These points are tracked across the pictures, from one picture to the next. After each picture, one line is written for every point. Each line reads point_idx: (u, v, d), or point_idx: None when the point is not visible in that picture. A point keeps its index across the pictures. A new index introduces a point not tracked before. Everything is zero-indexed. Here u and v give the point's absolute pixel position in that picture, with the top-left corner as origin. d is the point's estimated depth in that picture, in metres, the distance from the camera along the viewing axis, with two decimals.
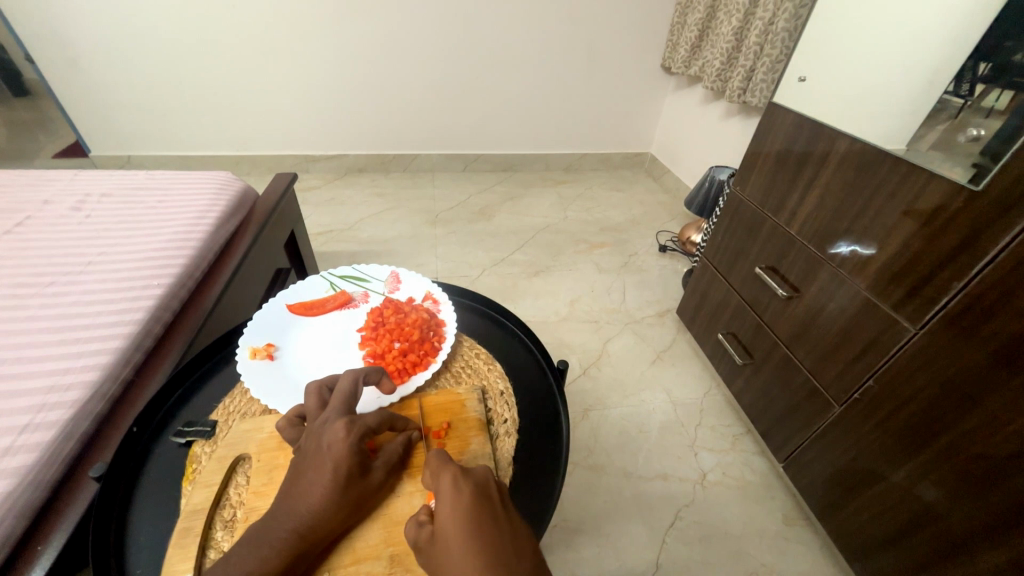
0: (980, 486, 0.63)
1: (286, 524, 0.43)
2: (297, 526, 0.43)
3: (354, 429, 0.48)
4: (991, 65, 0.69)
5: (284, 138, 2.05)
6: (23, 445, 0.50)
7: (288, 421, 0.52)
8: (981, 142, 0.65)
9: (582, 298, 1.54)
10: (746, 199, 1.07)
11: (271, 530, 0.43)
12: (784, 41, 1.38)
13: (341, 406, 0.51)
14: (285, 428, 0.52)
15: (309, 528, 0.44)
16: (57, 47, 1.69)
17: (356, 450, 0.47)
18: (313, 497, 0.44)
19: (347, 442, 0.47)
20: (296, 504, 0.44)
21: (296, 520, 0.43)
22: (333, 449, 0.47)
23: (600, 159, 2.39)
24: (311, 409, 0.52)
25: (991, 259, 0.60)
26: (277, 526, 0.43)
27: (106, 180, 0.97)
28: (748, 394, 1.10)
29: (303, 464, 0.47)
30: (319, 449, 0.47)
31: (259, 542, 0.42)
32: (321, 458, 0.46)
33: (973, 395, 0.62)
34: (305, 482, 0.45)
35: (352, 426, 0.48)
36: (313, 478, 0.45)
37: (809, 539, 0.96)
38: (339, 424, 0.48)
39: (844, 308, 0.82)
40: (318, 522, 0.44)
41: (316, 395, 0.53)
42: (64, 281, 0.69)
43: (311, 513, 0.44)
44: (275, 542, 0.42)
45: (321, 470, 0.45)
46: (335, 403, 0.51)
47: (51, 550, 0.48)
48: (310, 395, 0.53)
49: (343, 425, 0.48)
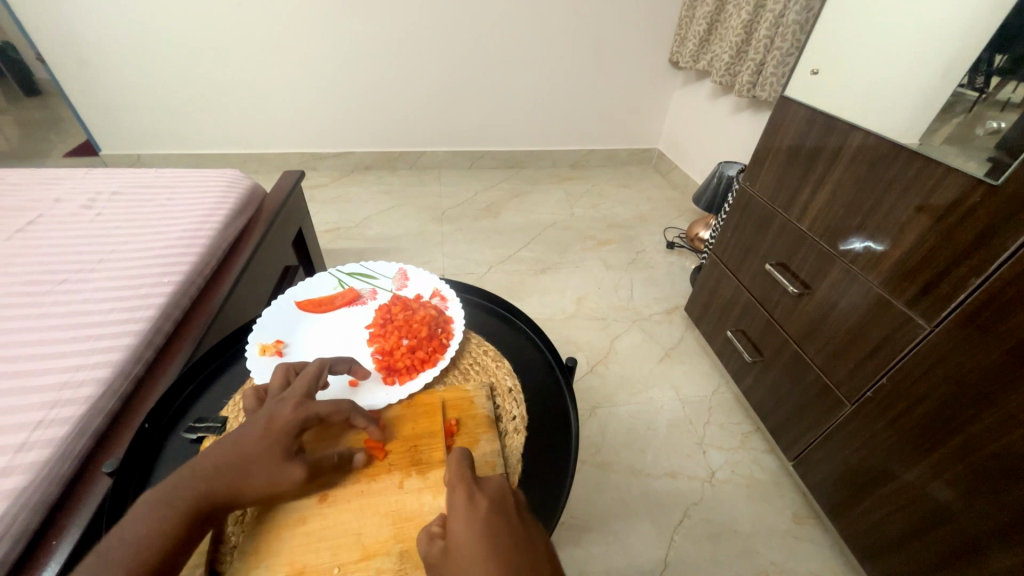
0: (995, 486, 0.62)
1: (194, 482, 0.43)
2: (203, 487, 0.43)
3: (301, 410, 0.49)
4: (1007, 56, 0.66)
5: (292, 136, 2.06)
6: (36, 441, 0.51)
7: (252, 391, 0.53)
8: (1000, 135, 0.63)
9: (589, 295, 1.54)
10: (756, 195, 1.06)
11: (178, 485, 0.43)
12: (795, 34, 1.36)
13: (303, 387, 0.52)
14: (247, 397, 0.52)
15: (214, 492, 0.43)
16: (69, 48, 1.71)
17: (293, 430, 0.48)
18: (231, 462, 0.45)
19: (289, 419, 0.48)
20: (211, 462, 0.44)
21: (204, 479, 0.43)
22: (274, 421, 0.48)
23: (607, 156, 2.37)
24: (274, 386, 0.53)
25: (1009, 255, 0.59)
26: (186, 482, 0.43)
27: (116, 179, 0.98)
28: (757, 392, 1.09)
29: (240, 432, 0.47)
30: (262, 418, 0.48)
31: (161, 496, 0.42)
32: (256, 426, 0.47)
33: (988, 394, 0.61)
34: (232, 446, 0.46)
35: (301, 406, 0.50)
36: (238, 443, 0.46)
37: (820, 539, 0.95)
38: (292, 402, 0.50)
39: (856, 305, 0.81)
40: (224, 488, 0.43)
41: (282, 374, 0.54)
42: (75, 278, 0.70)
43: (219, 476, 0.44)
44: (176, 496, 0.42)
45: (252, 440, 0.46)
46: (300, 382, 0.52)
47: (66, 544, 0.48)
48: (276, 373, 0.54)
49: (294, 404, 0.50)
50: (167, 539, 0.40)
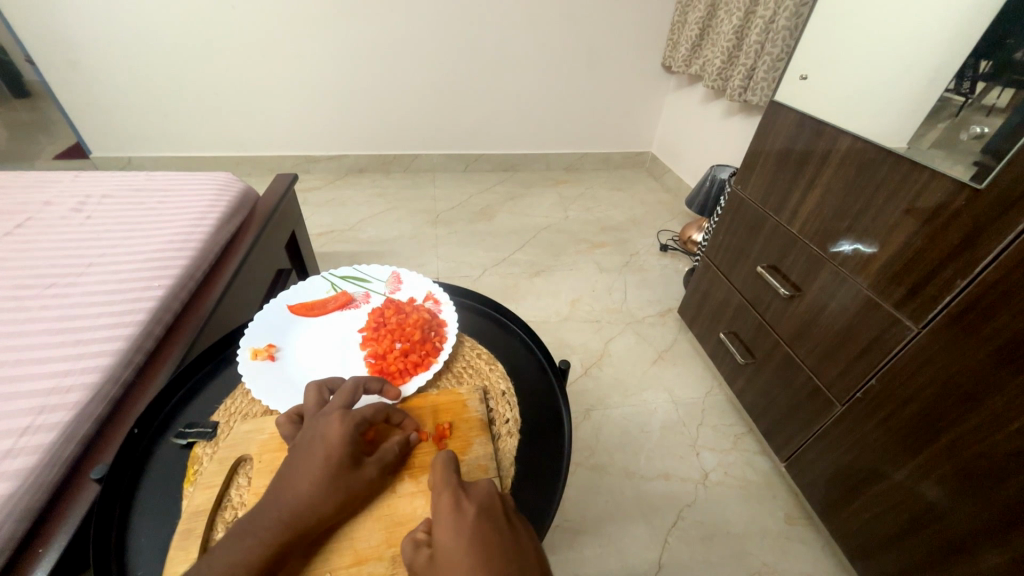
0: (983, 485, 0.62)
1: (274, 513, 0.43)
2: (286, 515, 0.43)
3: (348, 419, 0.49)
4: (991, 63, 0.68)
5: (286, 139, 2.06)
6: (24, 446, 0.50)
7: (286, 417, 0.53)
8: (985, 140, 0.64)
9: (583, 297, 1.54)
10: (747, 198, 1.07)
11: (258, 519, 0.43)
12: (785, 40, 1.37)
13: (342, 401, 0.53)
14: (283, 423, 0.52)
15: (299, 518, 0.44)
16: (59, 49, 1.69)
17: (349, 440, 0.48)
18: (301, 487, 0.45)
19: (340, 431, 0.48)
20: (286, 493, 0.45)
21: (286, 509, 0.44)
22: (326, 439, 0.48)
23: (601, 159, 2.39)
24: (309, 407, 0.53)
25: (994, 257, 0.60)
26: (268, 514, 0.43)
27: (106, 181, 0.97)
28: (749, 394, 1.10)
29: (297, 458, 0.47)
30: (313, 439, 0.48)
31: (245, 531, 0.42)
32: (314, 447, 0.47)
33: (973, 394, 0.62)
34: (296, 473, 0.46)
35: (347, 416, 0.50)
36: (306, 468, 0.46)
37: (812, 540, 0.95)
38: (335, 415, 0.50)
39: (846, 307, 0.82)
40: (308, 512, 0.44)
41: (316, 393, 0.54)
42: (64, 282, 0.69)
43: (299, 504, 0.44)
44: (265, 530, 0.42)
45: (313, 460, 0.46)
46: (336, 399, 0.53)
47: (53, 551, 0.48)
48: (309, 394, 0.54)
49: (338, 416, 0.50)
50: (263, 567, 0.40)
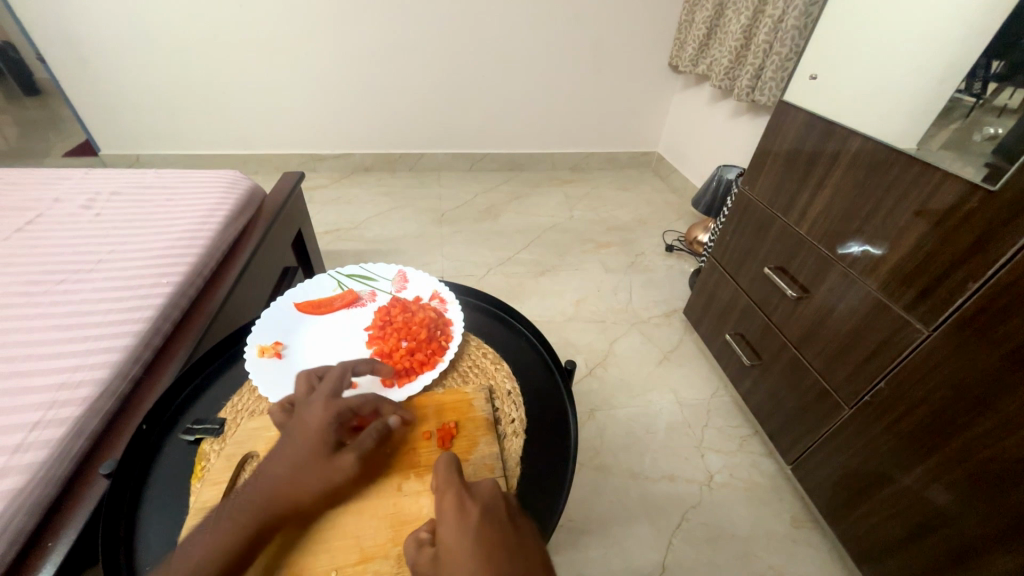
0: (994, 490, 0.61)
1: (250, 497, 0.45)
2: (259, 500, 0.44)
3: (330, 408, 0.50)
4: (1004, 63, 0.67)
5: (292, 138, 2.07)
6: (33, 442, 0.50)
7: (278, 405, 0.53)
8: (998, 140, 0.63)
9: (588, 297, 1.54)
10: (755, 199, 1.06)
11: (238, 502, 0.45)
12: (794, 39, 1.37)
13: (329, 387, 0.52)
14: (274, 410, 0.52)
15: (272, 503, 0.45)
16: (69, 48, 1.71)
17: (327, 428, 0.49)
18: (278, 472, 0.46)
19: (319, 421, 0.49)
20: (263, 478, 0.46)
21: (259, 493, 0.45)
22: (306, 427, 0.48)
23: (606, 158, 2.38)
24: (300, 392, 0.53)
25: (1007, 260, 0.59)
26: (245, 498, 0.45)
27: (116, 179, 0.98)
28: (756, 395, 1.09)
29: (278, 445, 0.48)
30: (295, 427, 0.49)
31: (224, 513, 0.44)
32: (295, 434, 0.48)
33: (984, 398, 0.61)
34: (275, 458, 0.47)
35: (329, 405, 0.50)
36: (286, 454, 0.47)
37: (818, 542, 0.95)
38: (319, 404, 0.50)
39: (855, 308, 0.81)
40: (281, 499, 0.45)
41: (305, 380, 0.54)
42: (74, 279, 0.70)
43: (273, 489, 0.45)
44: (239, 513, 0.44)
45: (290, 448, 0.47)
46: (324, 385, 0.53)
47: (62, 546, 0.48)
48: (299, 380, 0.54)
49: (321, 405, 0.50)
50: (235, 547, 0.42)
